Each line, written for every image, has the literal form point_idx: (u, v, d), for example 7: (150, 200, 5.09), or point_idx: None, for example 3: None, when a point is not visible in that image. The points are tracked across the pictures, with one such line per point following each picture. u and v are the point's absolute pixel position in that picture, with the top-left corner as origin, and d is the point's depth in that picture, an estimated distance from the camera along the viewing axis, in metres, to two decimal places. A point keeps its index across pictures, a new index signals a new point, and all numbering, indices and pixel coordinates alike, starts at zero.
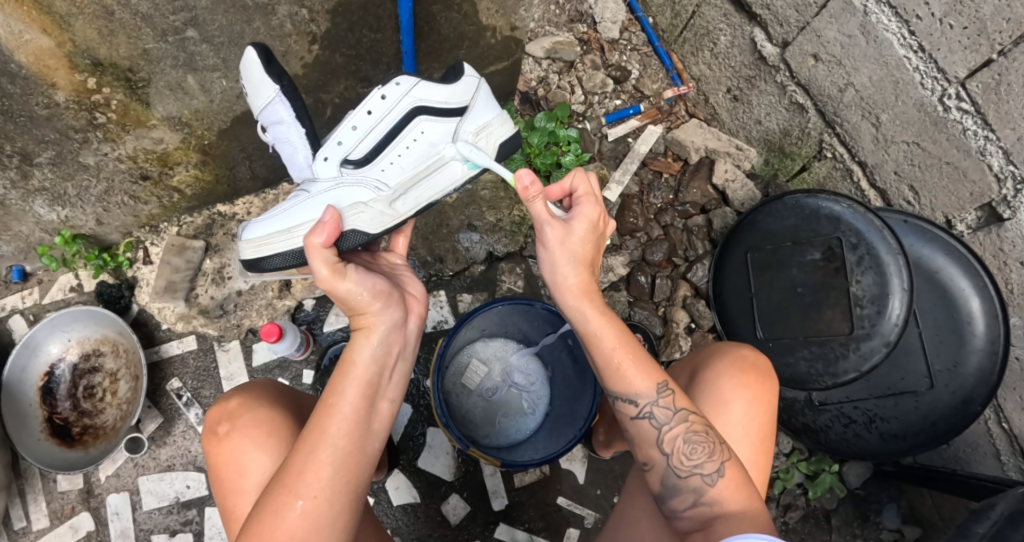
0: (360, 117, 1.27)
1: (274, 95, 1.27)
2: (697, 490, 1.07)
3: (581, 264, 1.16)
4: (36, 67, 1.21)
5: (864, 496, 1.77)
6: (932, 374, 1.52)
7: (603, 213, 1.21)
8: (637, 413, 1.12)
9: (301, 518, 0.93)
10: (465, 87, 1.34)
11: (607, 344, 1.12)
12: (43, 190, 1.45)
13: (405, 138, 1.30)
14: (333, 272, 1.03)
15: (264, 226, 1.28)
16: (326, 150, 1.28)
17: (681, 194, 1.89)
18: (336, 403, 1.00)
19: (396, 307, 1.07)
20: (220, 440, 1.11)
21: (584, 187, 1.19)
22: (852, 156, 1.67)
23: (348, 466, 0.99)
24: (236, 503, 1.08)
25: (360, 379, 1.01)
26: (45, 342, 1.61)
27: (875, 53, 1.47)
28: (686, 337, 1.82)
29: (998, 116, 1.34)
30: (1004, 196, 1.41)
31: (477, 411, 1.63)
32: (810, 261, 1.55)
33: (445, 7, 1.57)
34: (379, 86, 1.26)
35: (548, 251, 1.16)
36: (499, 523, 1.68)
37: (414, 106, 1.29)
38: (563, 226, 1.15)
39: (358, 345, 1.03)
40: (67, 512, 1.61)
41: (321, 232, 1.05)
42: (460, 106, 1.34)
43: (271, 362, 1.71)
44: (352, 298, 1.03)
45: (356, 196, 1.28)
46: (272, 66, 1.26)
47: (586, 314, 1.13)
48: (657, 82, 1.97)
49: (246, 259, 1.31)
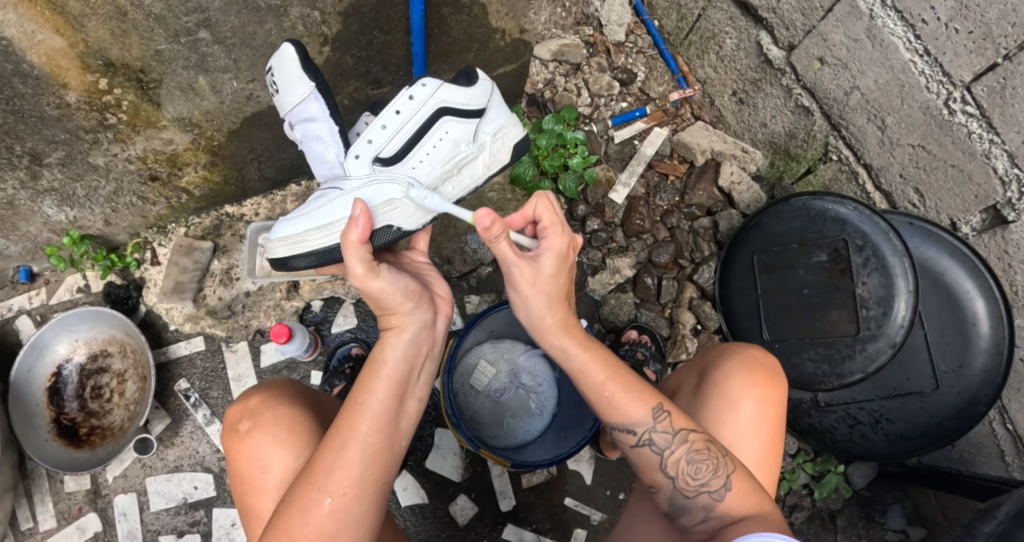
0: (389, 116, 1.27)
1: (309, 92, 1.26)
2: (706, 507, 1.08)
3: (555, 299, 1.16)
4: (48, 67, 1.21)
5: (869, 496, 1.78)
6: (938, 374, 1.53)
7: (570, 239, 1.20)
8: (637, 441, 1.14)
9: (329, 516, 0.94)
10: (486, 88, 1.34)
11: (595, 379, 1.14)
12: (52, 190, 1.45)
13: (430, 139, 1.31)
14: (368, 271, 1.02)
15: (295, 225, 1.29)
16: (356, 149, 1.29)
17: (687, 195, 1.90)
18: (366, 401, 1.00)
19: (426, 307, 1.08)
20: (242, 438, 1.11)
21: (548, 215, 1.18)
22: (858, 158, 1.68)
23: (377, 463, 0.99)
24: (258, 501, 1.08)
25: (389, 377, 1.02)
26: (52, 342, 1.61)
27: (881, 57, 1.48)
28: (693, 338, 1.83)
29: (1003, 119, 1.35)
30: (1009, 199, 1.42)
31: (485, 411, 1.64)
32: (816, 263, 1.56)
33: (456, 10, 1.56)
34: (407, 86, 1.26)
35: (521, 293, 1.15)
36: (507, 523, 1.69)
37: (439, 108, 1.29)
38: (531, 264, 1.14)
39: (389, 344, 1.04)
40: (73, 512, 1.61)
41: (357, 227, 1.04)
42: (481, 107, 1.35)
43: (279, 363, 1.71)
44: (385, 297, 1.04)
45: (387, 193, 1.30)
46: (306, 62, 1.26)
47: (570, 352, 1.16)
48: (663, 85, 1.98)
49: (277, 258, 1.32)
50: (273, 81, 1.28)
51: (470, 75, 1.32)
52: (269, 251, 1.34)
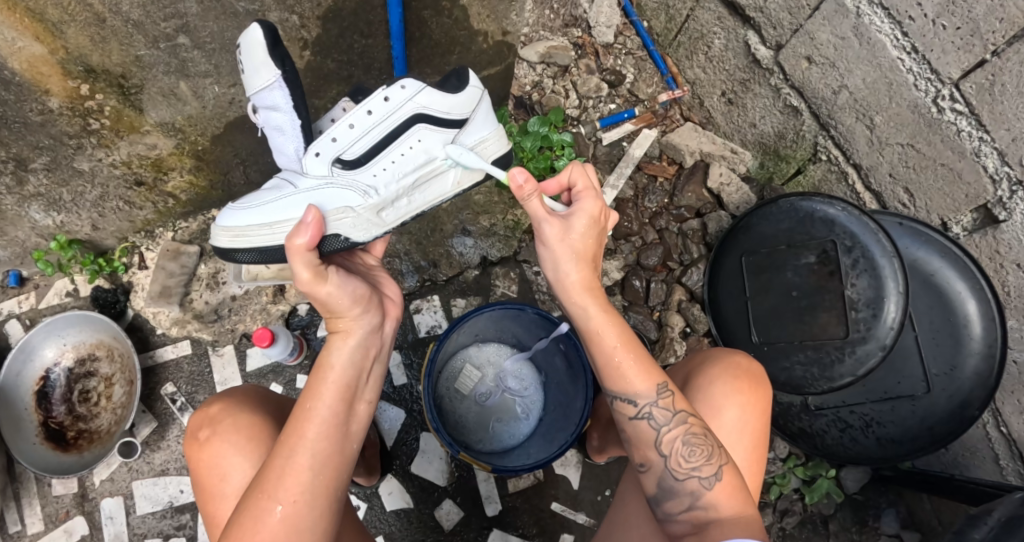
0: (359, 116, 1.24)
1: (274, 79, 1.22)
2: (693, 493, 1.08)
3: (583, 260, 1.17)
4: (30, 74, 1.22)
5: (863, 501, 1.75)
6: (929, 378, 1.50)
7: (604, 207, 1.22)
8: (635, 414, 1.13)
9: (280, 523, 0.94)
10: (471, 98, 1.32)
11: (606, 343, 1.13)
12: (39, 195, 1.46)
13: (402, 143, 1.28)
14: (313, 275, 1.03)
15: (241, 217, 1.23)
16: (318, 146, 1.24)
17: (676, 197, 1.88)
18: (314, 408, 1.01)
19: (375, 312, 1.09)
20: (202, 445, 1.12)
21: (583, 182, 1.21)
22: (847, 159, 1.66)
23: (328, 468, 1.00)
24: (218, 508, 1.09)
25: (336, 383, 1.03)
26: (40, 347, 1.62)
27: (869, 54, 1.46)
28: (682, 341, 1.81)
29: (993, 116, 1.33)
30: (1000, 198, 1.39)
31: (471, 416, 1.62)
32: (805, 265, 1.54)
33: (436, 13, 1.63)
34: (385, 87, 1.25)
35: (549, 249, 1.16)
36: (493, 528, 1.68)
37: (416, 114, 1.27)
38: (561, 223, 1.15)
39: (334, 350, 1.05)
40: (61, 516, 1.62)
41: (303, 234, 1.04)
42: (462, 117, 1.32)
43: (265, 368, 1.71)
44: (333, 301, 1.05)
45: (342, 199, 1.26)
46: (277, 49, 1.21)
47: (589, 311, 1.15)
48: (652, 86, 1.96)
49: (218, 247, 1.26)
50: (243, 61, 1.24)
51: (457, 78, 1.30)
52: (213, 240, 1.28)
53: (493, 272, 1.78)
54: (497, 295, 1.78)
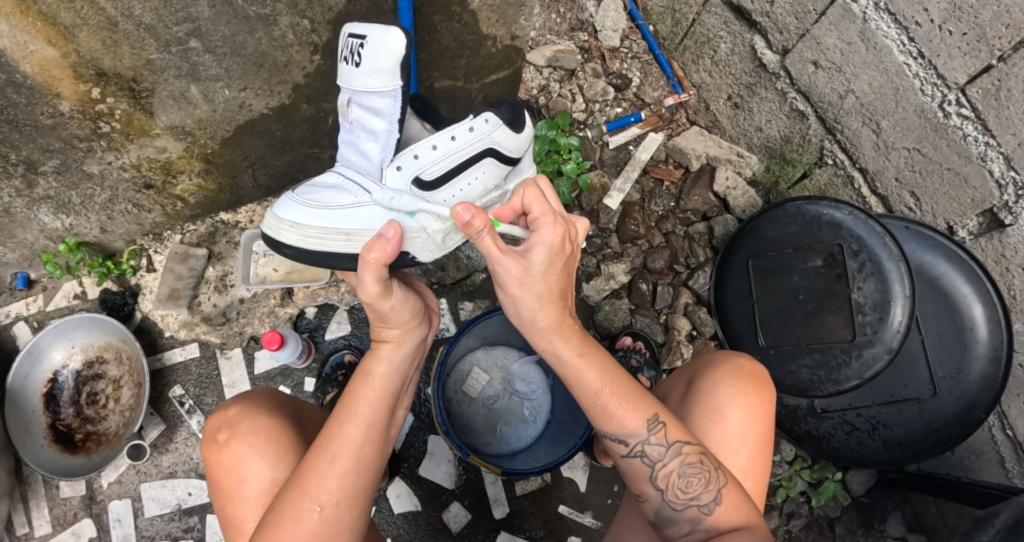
0: (444, 139, 1.33)
1: (391, 88, 1.22)
2: (694, 520, 1.10)
3: (547, 298, 1.11)
4: (42, 77, 1.23)
5: (868, 504, 1.76)
6: (935, 380, 1.51)
7: (566, 229, 1.14)
8: (628, 452, 1.14)
9: (320, 524, 0.96)
10: (526, 139, 1.47)
11: (589, 387, 1.12)
12: (48, 198, 1.46)
13: (468, 173, 1.39)
14: (381, 290, 1.03)
15: (315, 217, 1.23)
16: (402, 160, 1.31)
17: (682, 201, 1.88)
18: (358, 412, 1.03)
19: (424, 324, 1.13)
20: (220, 448, 1.13)
21: (537, 207, 1.12)
22: (854, 162, 1.67)
23: (367, 472, 1.02)
24: (236, 510, 1.09)
25: (382, 390, 1.06)
26: (49, 349, 1.62)
27: (876, 59, 1.47)
28: (688, 344, 1.82)
29: (999, 121, 1.34)
30: (1006, 202, 1.40)
31: (478, 419, 1.63)
32: (812, 269, 1.54)
33: (446, 17, 1.66)
34: (472, 118, 1.34)
35: (510, 292, 1.10)
36: (500, 531, 1.68)
37: (488, 148, 1.38)
38: (519, 261, 1.08)
39: (382, 358, 1.07)
40: (69, 518, 1.62)
41: (383, 248, 1.01)
42: (515, 156, 1.47)
43: (273, 370, 1.71)
44: (394, 314, 1.06)
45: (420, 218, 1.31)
46: (406, 62, 1.21)
47: (563, 357, 1.12)
48: (658, 90, 1.97)
49: (286, 244, 1.24)
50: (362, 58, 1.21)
51: (520, 120, 1.44)
52: (275, 235, 1.25)
53: None
54: None
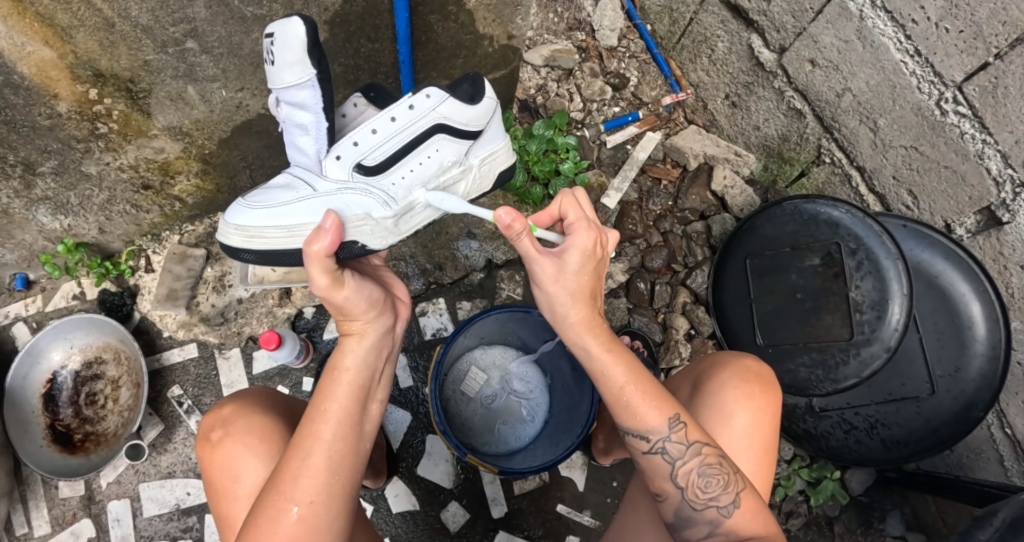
0: (383, 122, 1.24)
1: (308, 78, 1.20)
2: (712, 522, 1.10)
3: (579, 296, 1.12)
4: (39, 78, 1.23)
5: (867, 503, 1.75)
6: (933, 379, 1.51)
7: (599, 235, 1.17)
8: (650, 448, 1.13)
9: (297, 523, 0.97)
10: (487, 108, 1.35)
11: (616, 381, 1.11)
12: (46, 199, 1.47)
13: (421, 153, 1.29)
14: (331, 282, 1.02)
15: (256, 216, 1.20)
16: (340, 149, 1.23)
17: (680, 200, 1.88)
18: (328, 409, 1.02)
19: (388, 315, 1.10)
20: (214, 447, 1.13)
21: (574, 212, 1.16)
22: (851, 161, 1.67)
23: (343, 469, 1.02)
24: (230, 509, 1.10)
25: (351, 384, 1.04)
26: (47, 349, 1.63)
27: (872, 58, 1.47)
28: (686, 343, 1.82)
29: (996, 119, 1.34)
30: (1003, 200, 1.40)
31: (476, 419, 1.63)
32: (810, 267, 1.54)
33: (442, 17, 1.63)
34: (410, 95, 1.25)
35: (545, 290, 1.12)
36: (499, 530, 1.68)
37: (436, 124, 1.28)
38: (555, 262, 1.11)
39: (348, 351, 1.06)
40: (68, 518, 1.62)
41: (322, 239, 1.01)
42: (478, 130, 1.35)
43: (271, 370, 1.72)
44: (350, 305, 1.04)
45: (363, 206, 1.25)
46: (314, 48, 1.18)
47: (592, 352, 1.12)
48: (656, 89, 1.97)
49: (232, 247, 1.23)
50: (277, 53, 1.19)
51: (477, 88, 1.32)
52: (221, 236, 1.24)
53: (498, 275, 1.79)
54: (502, 298, 1.78)
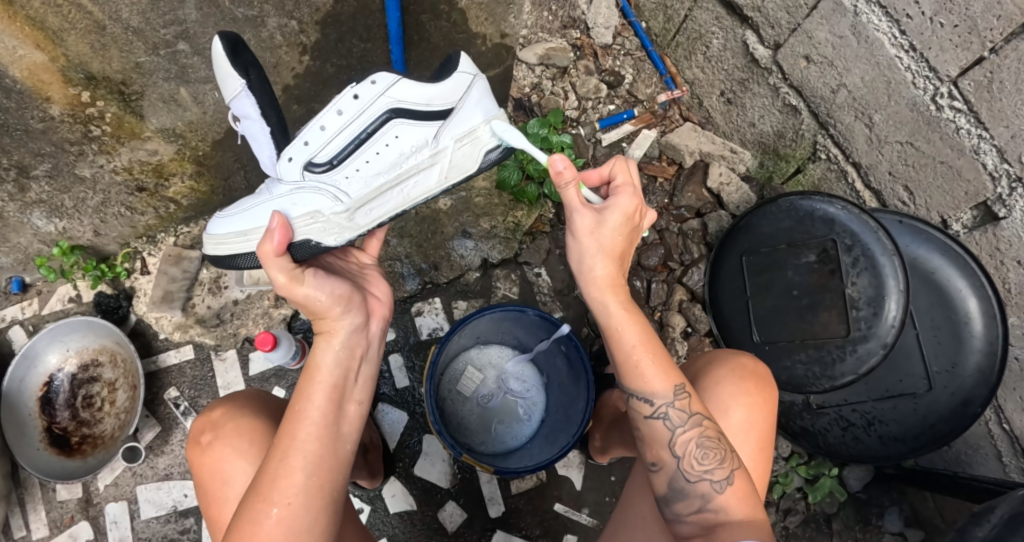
0: (329, 116, 1.17)
1: (240, 89, 1.15)
2: (704, 496, 1.09)
3: (611, 255, 1.13)
4: (31, 82, 1.23)
5: (865, 500, 1.75)
6: (931, 375, 1.50)
7: (642, 205, 1.16)
8: (651, 413, 1.12)
9: (276, 525, 0.96)
10: (454, 85, 1.22)
11: (627, 339, 1.12)
12: (41, 202, 1.47)
13: (377, 141, 1.20)
14: (290, 279, 1.06)
15: (223, 225, 1.22)
16: (291, 150, 1.18)
17: (676, 197, 1.88)
18: (303, 409, 1.03)
19: (357, 312, 1.11)
20: (204, 449, 1.14)
21: (623, 177, 1.17)
22: (847, 157, 1.66)
23: (321, 469, 1.02)
24: (220, 511, 1.11)
25: (325, 384, 1.06)
26: (43, 352, 1.63)
27: (867, 53, 1.46)
28: (683, 341, 1.82)
29: (992, 113, 1.33)
30: (999, 195, 1.39)
31: (473, 418, 1.63)
32: (805, 264, 1.54)
33: (434, 16, 1.65)
34: (354, 84, 1.17)
35: (577, 240, 1.13)
36: (496, 530, 1.68)
37: (390, 108, 1.19)
38: (594, 216, 1.11)
39: (321, 350, 1.08)
40: (66, 520, 1.63)
41: (272, 239, 1.07)
42: (444, 108, 1.22)
43: (267, 371, 1.72)
44: (312, 301, 1.07)
45: (312, 204, 1.19)
46: (239, 58, 1.14)
47: (610, 309, 1.13)
48: (651, 86, 1.96)
49: (209, 254, 1.26)
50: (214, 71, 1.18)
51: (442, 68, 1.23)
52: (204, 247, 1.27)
53: (494, 275, 1.79)
54: (498, 297, 1.78)
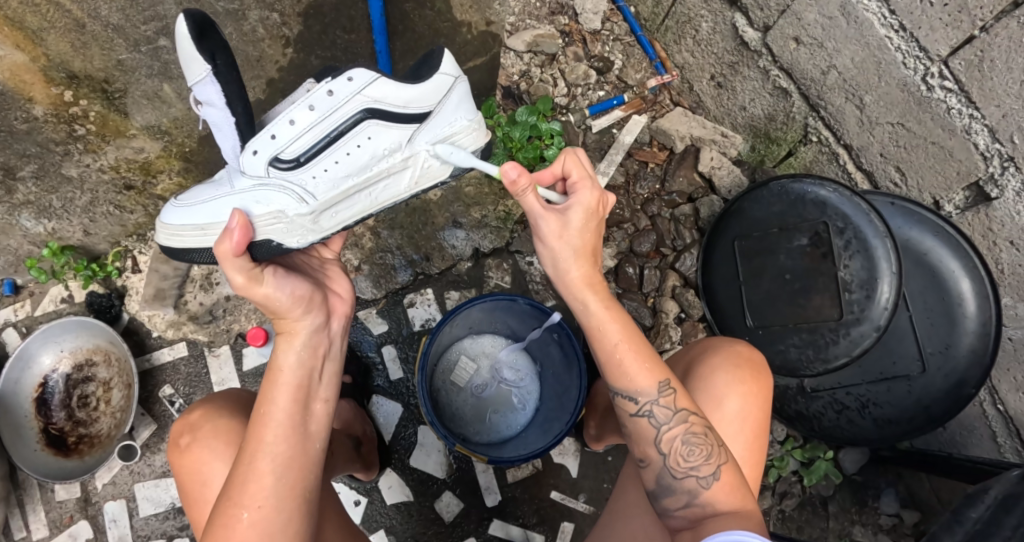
0: (301, 111, 1.15)
1: (206, 74, 1.10)
2: (691, 492, 1.09)
3: (582, 254, 1.13)
4: (13, 83, 1.22)
5: (862, 482, 1.76)
6: (924, 357, 1.50)
7: (602, 197, 1.17)
8: (637, 410, 1.13)
9: (249, 528, 0.97)
10: (434, 86, 1.21)
11: (608, 338, 1.12)
12: (29, 203, 1.46)
13: (349, 141, 1.19)
14: (248, 278, 1.05)
15: (179, 216, 1.18)
16: (257, 143, 1.14)
17: (668, 182, 1.87)
18: (268, 411, 1.04)
19: (318, 312, 1.11)
20: (182, 452, 1.15)
21: (576, 171, 1.15)
22: (838, 139, 1.65)
23: (292, 470, 1.03)
24: (201, 512, 1.13)
25: (289, 384, 1.06)
26: (38, 354, 1.63)
27: (857, 34, 1.44)
28: (676, 327, 1.83)
29: (982, 93, 1.32)
30: (991, 174, 1.38)
31: (466, 408, 1.64)
32: (798, 247, 1.53)
33: (417, 6, 1.68)
34: (330, 79, 1.15)
35: (547, 246, 1.13)
36: (493, 519, 1.69)
37: (366, 108, 1.17)
38: (558, 218, 1.11)
39: (282, 351, 1.08)
40: (65, 520, 1.64)
41: (230, 238, 1.05)
42: (421, 111, 1.21)
43: (261, 366, 1.73)
44: (272, 302, 1.06)
45: (274, 203, 1.17)
46: (207, 41, 1.09)
47: (590, 307, 1.13)
48: (641, 71, 1.94)
49: (162, 245, 1.22)
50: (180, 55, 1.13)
51: (425, 68, 1.22)
52: (159, 237, 1.23)
53: (486, 264, 1.79)
54: (490, 287, 1.78)
